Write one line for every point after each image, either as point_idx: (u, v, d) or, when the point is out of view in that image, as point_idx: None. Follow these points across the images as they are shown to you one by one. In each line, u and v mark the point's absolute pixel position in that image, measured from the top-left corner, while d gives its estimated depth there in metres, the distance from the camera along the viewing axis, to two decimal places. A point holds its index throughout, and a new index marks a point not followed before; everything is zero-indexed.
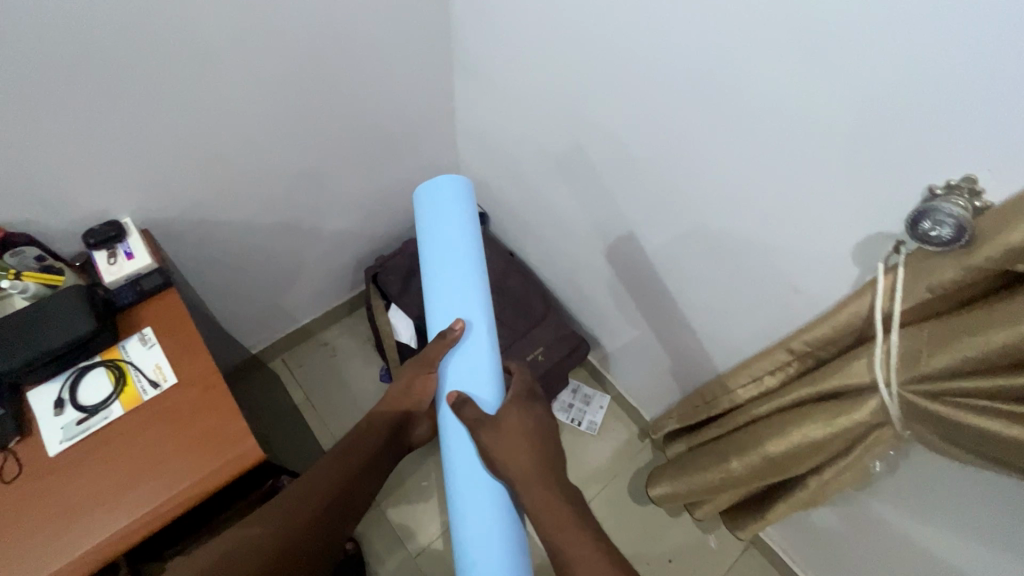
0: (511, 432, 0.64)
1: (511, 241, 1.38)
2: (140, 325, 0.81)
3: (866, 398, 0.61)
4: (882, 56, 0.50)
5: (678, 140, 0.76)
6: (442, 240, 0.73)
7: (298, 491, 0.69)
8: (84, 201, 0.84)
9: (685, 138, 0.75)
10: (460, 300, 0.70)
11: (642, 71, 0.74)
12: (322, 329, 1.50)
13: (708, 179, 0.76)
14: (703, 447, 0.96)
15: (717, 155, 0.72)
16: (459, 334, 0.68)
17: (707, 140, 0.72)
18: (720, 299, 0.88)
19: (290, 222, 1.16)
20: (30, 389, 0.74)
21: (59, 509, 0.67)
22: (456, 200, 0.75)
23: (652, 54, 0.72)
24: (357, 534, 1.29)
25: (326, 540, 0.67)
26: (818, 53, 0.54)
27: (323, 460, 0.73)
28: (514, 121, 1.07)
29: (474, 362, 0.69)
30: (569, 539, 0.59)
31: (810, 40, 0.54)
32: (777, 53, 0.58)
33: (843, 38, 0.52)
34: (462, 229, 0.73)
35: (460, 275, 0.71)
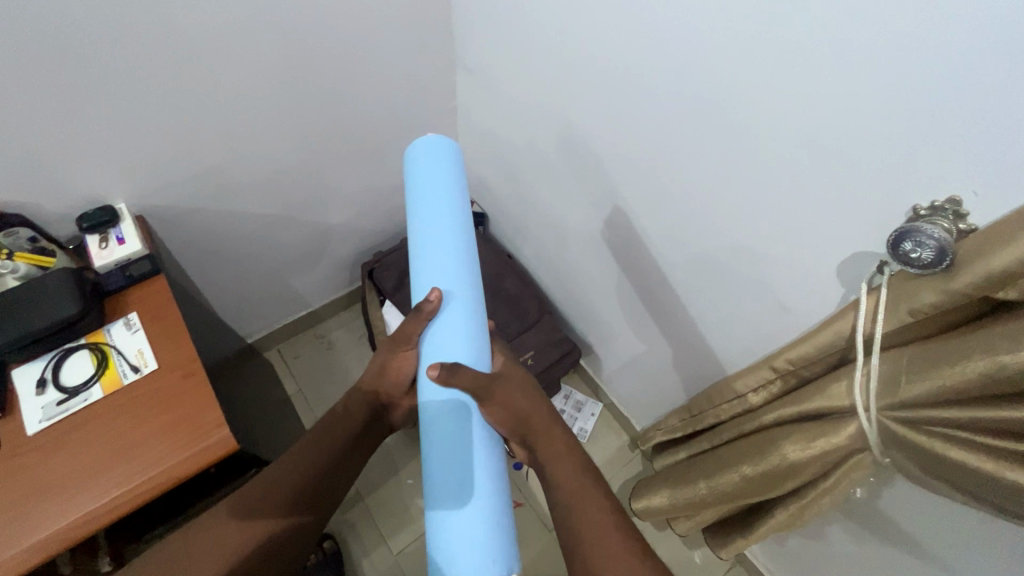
0: (522, 381, 0.66)
1: (510, 243, 1.37)
2: (126, 310, 0.82)
3: (845, 422, 0.59)
4: (873, 68, 0.48)
5: (671, 147, 0.75)
6: (421, 203, 0.64)
7: (265, 480, 0.66)
8: (79, 186, 0.85)
9: (677, 145, 0.73)
10: (435, 268, 0.62)
11: (637, 75, 0.73)
12: (318, 322, 1.51)
13: (699, 188, 0.74)
14: (688, 461, 0.95)
15: (709, 163, 0.70)
16: (435, 305, 0.60)
17: (700, 148, 0.70)
18: (710, 311, 0.87)
19: (288, 215, 1.17)
20: (14, 368, 0.75)
21: (34, 486, 0.68)
22: (438, 158, 0.66)
23: (646, 58, 0.70)
24: (340, 529, 1.29)
25: (293, 540, 0.65)
26: (809, 64, 0.53)
27: (293, 448, 0.69)
28: (513, 123, 1.07)
29: (456, 334, 0.61)
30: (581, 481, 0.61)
31: (801, 50, 0.53)
32: (768, 62, 0.56)
33: (835, 48, 0.50)
34: (444, 188, 0.64)
35: (439, 240, 0.62)
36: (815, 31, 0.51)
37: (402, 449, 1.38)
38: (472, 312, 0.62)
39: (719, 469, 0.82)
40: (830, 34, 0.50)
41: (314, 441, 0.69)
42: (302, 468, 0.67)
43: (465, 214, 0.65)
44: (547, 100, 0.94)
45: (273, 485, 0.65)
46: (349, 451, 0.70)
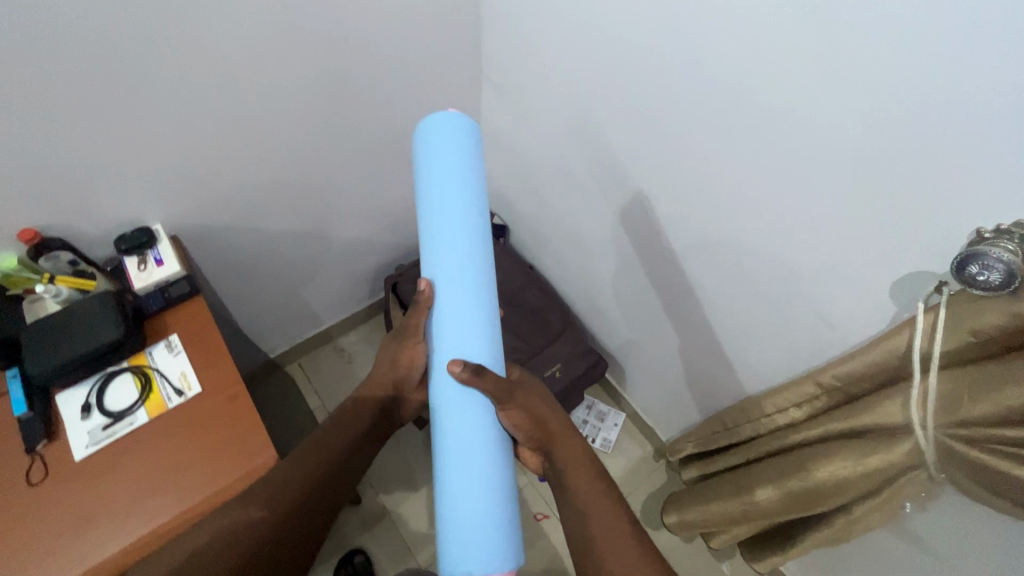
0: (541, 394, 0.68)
1: (531, 254, 1.38)
2: (167, 332, 0.82)
3: (899, 440, 0.59)
4: (930, 90, 0.49)
5: (710, 164, 0.75)
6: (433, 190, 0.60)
7: (279, 478, 0.68)
8: (115, 208, 0.85)
9: (716, 162, 0.74)
10: (442, 263, 0.60)
11: (674, 93, 0.74)
12: (337, 336, 1.50)
13: (739, 205, 0.74)
14: (723, 474, 0.96)
15: (751, 179, 0.71)
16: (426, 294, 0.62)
17: (739, 167, 0.71)
18: (745, 324, 0.87)
19: (314, 231, 1.17)
20: (58, 393, 0.75)
21: (77, 512, 0.68)
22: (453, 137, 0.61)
23: (684, 76, 0.71)
24: (366, 544, 1.28)
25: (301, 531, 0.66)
26: (861, 86, 0.54)
27: (306, 442, 0.71)
28: (540, 138, 1.07)
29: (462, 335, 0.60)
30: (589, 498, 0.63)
31: (851, 71, 0.54)
32: (813, 85, 0.58)
33: (887, 70, 0.51)
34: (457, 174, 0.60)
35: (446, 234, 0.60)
36: (864, 54, 0.52)
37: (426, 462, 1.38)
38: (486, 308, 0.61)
39: (760, 482, 0.82)
40: (880, 57, 0.51)
41: (320, 442, 0.71)
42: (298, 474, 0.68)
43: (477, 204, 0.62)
44: (577, 116, 0.94)
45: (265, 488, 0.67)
46: (358, 449, 0.72)
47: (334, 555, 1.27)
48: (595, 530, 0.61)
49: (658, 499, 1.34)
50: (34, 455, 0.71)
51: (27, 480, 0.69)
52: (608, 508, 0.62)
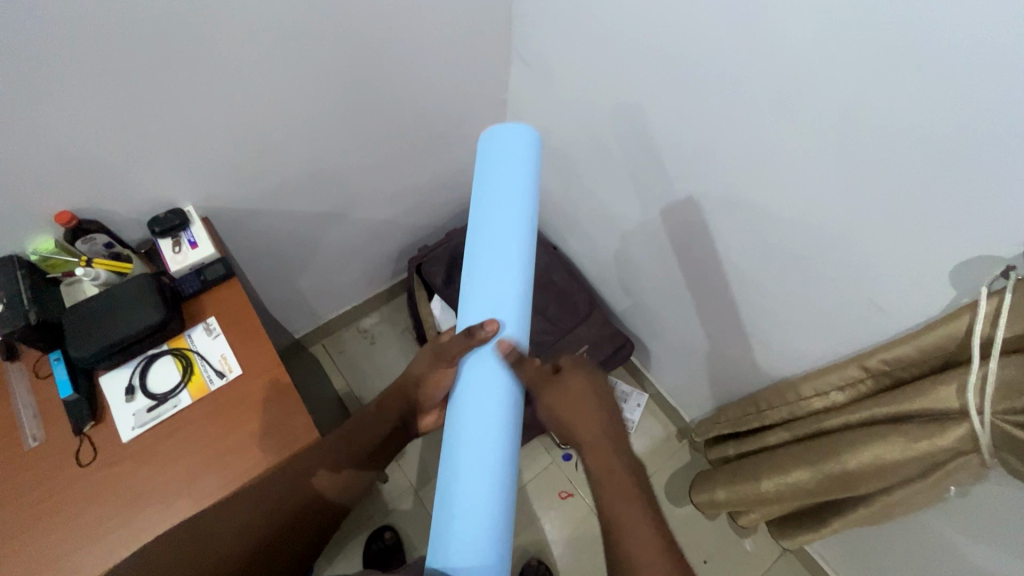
0: (575, 393, 0.61)
1: (556, 235, 1.37)
2: (204, 315, 0.82)
3: (953, 426, 0.59)
4: (996, 82, 0.47)
5: (756, 147, 0.73)
6: (493, 207, 0.58)
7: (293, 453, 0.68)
8: (148, 190, 0.84)
9: (764, 142, 0.71)
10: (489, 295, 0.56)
11: (719, 73, 0.71)
12: (361, 317, 1.51)
13: (787, 188, 0.73)
14: (756, 455, 0.96)
15: (802, 162, 0.68)
16: (489, 334, 0.55)
17: (787, 151, 0.69)
18: (782, 308, 0.87)
19: (340, 212, 1.16)
20: (102, 375, 0.76)
21: (128, 492, 0.69)
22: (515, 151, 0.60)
23: (731, 56, 0.69)
24: (393, 521, 1.30)
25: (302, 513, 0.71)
26: (919, 76, 0.52)
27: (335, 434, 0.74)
28: (571, 117, 1.05)
29: (502, 357, 0.56)
30: (627, 513, 0.56)
31: (913, 59, 0.52)
32: (871, 72, 0.56)
33: (954, 60, 0.49)
34: (519, 197, 0.58)
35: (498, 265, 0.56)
36: (929, 42, 0.50)
37: None
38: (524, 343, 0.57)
39: (797, 463, 0.83)
40: (945, 47, 0.49)
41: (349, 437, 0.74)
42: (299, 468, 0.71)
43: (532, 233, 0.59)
44: (611, 95, 0.92)
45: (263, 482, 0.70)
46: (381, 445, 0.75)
47: (363, 532, 1.29)
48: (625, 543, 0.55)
49: (681, 478, 1.35)
50: (81, 436, 0.72)
51: (76, 461, 0.70)
52: (644, 525, 0.55)
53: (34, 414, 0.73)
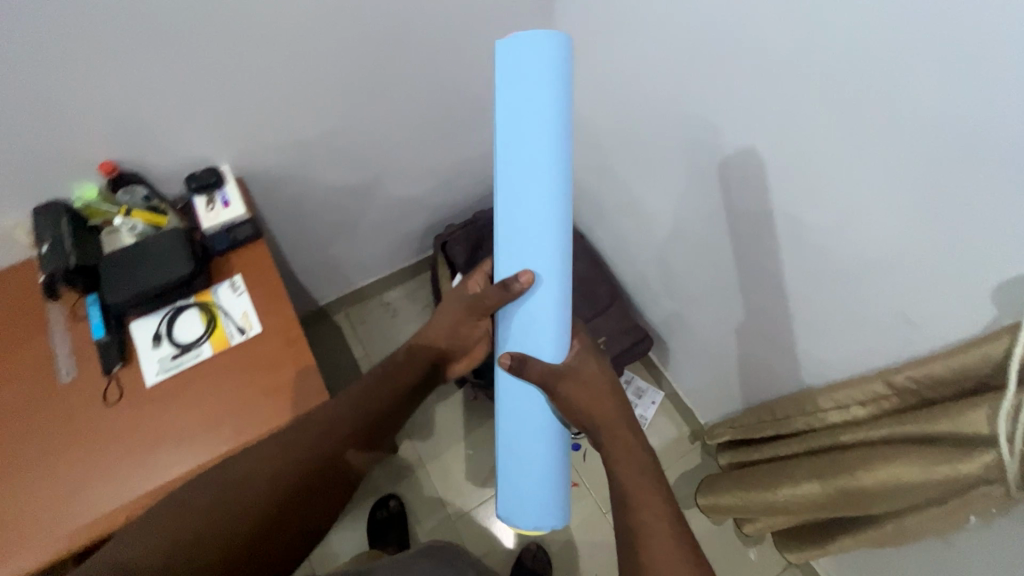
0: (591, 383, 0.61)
1: (585, 224, 1.35)
2: (231, 272, 0.85)
3: (978, 453, 0.55)
4: None
5: (800, 145, 0.70)
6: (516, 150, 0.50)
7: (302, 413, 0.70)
8: (188, 148, 0.86)
9: (811, 139, 0.68)
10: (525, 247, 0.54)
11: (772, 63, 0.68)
12: (385, 289, 1.53)
13: (828, 189, 0.69)
14: (770, 463, 0.94)
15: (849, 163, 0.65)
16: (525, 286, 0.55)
17: (833, 151, 0.66)
18: (811, 316, 0.83)
19: (371, 184, 1.17)
20: (132, 320, 0.79)
21: (146, 433, 0.73)
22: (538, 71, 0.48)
23: (785, 46, 0.65)
24: (399, 491, 1.33)
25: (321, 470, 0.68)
26: (990, 75, 0.48)
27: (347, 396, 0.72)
28: (610, 102, 1.02)
29: (545, 307, 0.57)
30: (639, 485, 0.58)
31: (985, 58, 0.49)
32: (934, 68, 0.52)
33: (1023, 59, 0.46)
34: (547, 133, 0.50)
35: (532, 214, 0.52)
36: (998, 38, 0.47)
37: (461, 420, 1.40)
38: (565, 286, 0.56)
39: (809, 475, 0.81)
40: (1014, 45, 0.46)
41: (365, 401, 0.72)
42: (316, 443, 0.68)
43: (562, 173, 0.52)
44: (656, 82, 0.89)
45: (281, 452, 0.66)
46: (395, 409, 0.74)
47: (370, 498, 1.32)
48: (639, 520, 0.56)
49: (690, 480, 1.33)
50: (110, 376, 0.76)
51: (103, 398, 0.74)
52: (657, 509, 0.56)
53: (69, 351, 0.77)
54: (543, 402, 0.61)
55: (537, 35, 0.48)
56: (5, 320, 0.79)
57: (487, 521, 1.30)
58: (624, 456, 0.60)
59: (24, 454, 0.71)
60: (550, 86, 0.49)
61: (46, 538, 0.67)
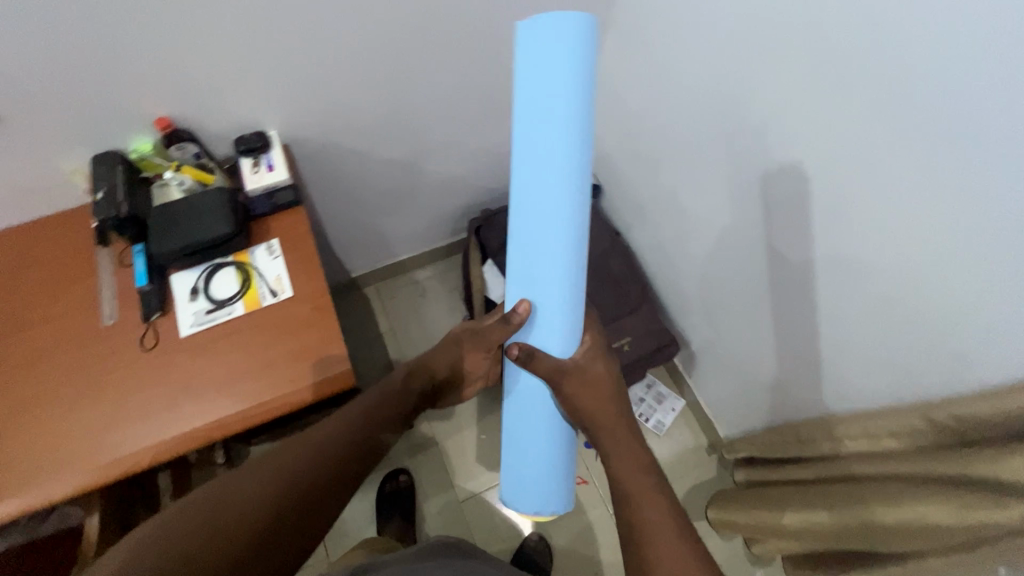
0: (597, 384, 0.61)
1: (622, 221, 1.33)
2: (268, 235, 0.87)
3: (1016, 503, 0.52)
4: None
5: (859, 159, 0.66)
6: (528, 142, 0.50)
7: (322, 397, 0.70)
8: (239, 111, 0.88)
9: (873, 153, 0.64)
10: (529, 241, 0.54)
11: (839, 70, 0.65)
12: (416, 268, 1.54)
13: (886, 209, 0.65)
14: (789, 485, 0.91)
15: (912, 182, 0.61)
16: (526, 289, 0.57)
17: (896, 168, 0.62)
18: (850, 338, 0.79)
19: (413, 161, 1.17)
20: (173, 273, 0.83)
21: (176, 382, 0.76)
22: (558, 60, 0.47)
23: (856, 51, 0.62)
24: (410, 466, 1.35)
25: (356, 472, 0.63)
26: None
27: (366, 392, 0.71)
28: (662, 97, 0.99)
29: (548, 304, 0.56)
30: (647, 488, 0.57)
31: None
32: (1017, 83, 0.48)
33: None
34: (562, 130, 0.48)
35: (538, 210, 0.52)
36: None
37: (477, 404, 1.41)
38: (568, 289, 0.55)
39: (828, 502, 0.78)
40: None
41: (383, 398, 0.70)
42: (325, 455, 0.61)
43: (574, 170, 0.50)
44: (711, 82, 0.86)
45: (283, 481, 0.56)
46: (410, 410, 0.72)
47: (381, 470, 1.35)
48: (643, 522, 0.55)
49: (702, 491, 1.30)
50: (148, 324, 0.79)
51: (141, 344, 0.78)
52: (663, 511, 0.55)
53: (113, 296, 0.81)
54: (548, 400, 0.62)
55: (563, 17, 0.46)
56: (59, 261, 0.84)
57: (493, 507, 1.31)
58: (624, 456, 0.59)
59: (65, 388, 0.75)
60: (572, 75, 0.47)
61: (77, 468, 0.71)
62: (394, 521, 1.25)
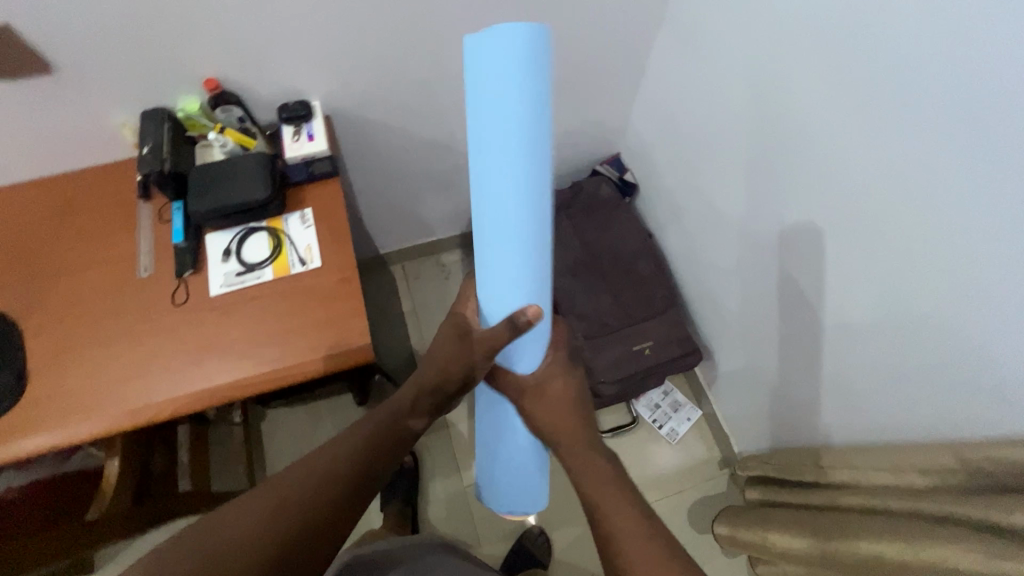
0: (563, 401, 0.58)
1: (656, 223, 1.30)
2: (302, 205, 0.88)
3: None
4: None
5: (928, 178, 0.62)
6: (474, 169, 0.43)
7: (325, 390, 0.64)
8: (284, 79, 0.89)
9: (938, 174, 0.61)
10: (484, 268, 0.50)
11: (914, 81, 0.60)
12: (443, 251, 1.54)
13: (952, 234, 0.62)
14: (803, 510, 0.89)
15: (986, 208, 0.57)
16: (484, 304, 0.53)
17: (967, 192, 0.58)
18: (889, 366, 0.76)
19: (450, 144, 1.17)
20: (208, 233, 0.84)
21: (203, 340, 0.78)
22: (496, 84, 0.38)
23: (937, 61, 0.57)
24: (419, 447, 1.36)
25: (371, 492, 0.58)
26: None
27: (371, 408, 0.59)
28: (710, 101, 0.96)
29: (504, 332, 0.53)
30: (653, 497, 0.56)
31: None
32: None
33: None
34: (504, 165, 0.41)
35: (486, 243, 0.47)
36: None
37: None
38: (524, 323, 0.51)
39: (842, 532, 0.75)
40: None
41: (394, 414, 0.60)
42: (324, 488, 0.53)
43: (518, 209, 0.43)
44: (765, 85, 0.82)
45: (279, 527, 0.50)
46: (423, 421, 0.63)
47: None
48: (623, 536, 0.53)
49: (710, 505, 1.28)
50: (180, 280, 0.81)
51: (172, 299, 0.80)
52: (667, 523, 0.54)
53: (150, 250, 0.83)
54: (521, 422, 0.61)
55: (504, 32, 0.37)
56: (102, 211, 0.86)
57: None
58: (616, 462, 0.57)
59: (99, 334, 0.78)
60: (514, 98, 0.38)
61: (105, 413, 0.73)
62: (395, 502, 1.25)
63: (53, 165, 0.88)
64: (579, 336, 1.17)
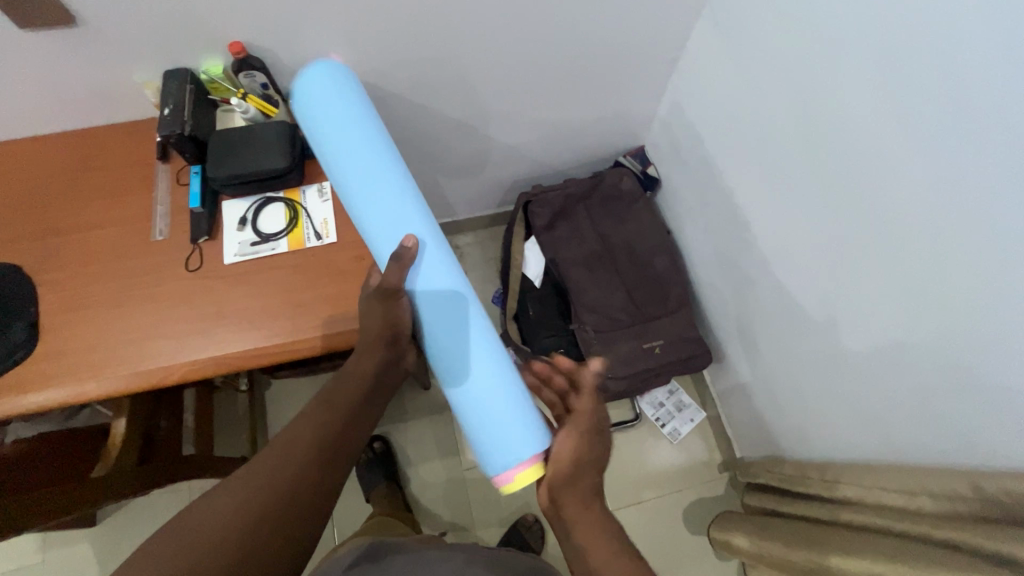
0: None
1: (676, 220, 1.28)
2: (321, 177, 0.86)
3: None
4: None
5: (974, 199, 0.59)
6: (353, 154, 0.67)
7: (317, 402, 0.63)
8: (308, 47, 0.86)
9: (984, 198, 0.58)
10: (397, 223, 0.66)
11: (970, 93, 0.56)
12: (457, 232, 1.53)
13: (986, 258, 0.59)
14: (803, 521, 0.89)
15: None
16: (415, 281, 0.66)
17: (1011, 219, 0.56)
18: (907, 386, 0.75)
19: (472, 125, 1.15)
20: (225, 200, 0.84)
21: (211, 309, 0.77)
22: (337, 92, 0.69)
23: (1002, 73, 0.53)
24: (418, 428, 1.36)
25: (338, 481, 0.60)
26: None
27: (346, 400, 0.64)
28: (741, 98, 0.92)
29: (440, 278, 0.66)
30: None
31: None
32: None
33: None
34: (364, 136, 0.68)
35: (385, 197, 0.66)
36: None
37: None
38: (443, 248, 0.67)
39: (841, 548, 0.75)
40: None
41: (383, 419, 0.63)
42: (291, 484, 0.56)
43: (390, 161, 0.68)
44: (802, 85, 0.78)
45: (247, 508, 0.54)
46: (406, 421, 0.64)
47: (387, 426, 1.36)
48: None
49: (707, 507, 1.28)
50: (194, 246, 0.80)
51: (186, 264, 0.79)
52: None
53: (166, 213, 0.83)
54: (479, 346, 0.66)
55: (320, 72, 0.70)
56: (121, 170, 0.85)
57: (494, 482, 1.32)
58: None
59: (112, 295, 0.78)
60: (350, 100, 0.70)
61: (114, 374, 0.74)
62: (383, 483, 1.26)
63: (74, 119, 0.88)
64: (590, 331, 1.15)
